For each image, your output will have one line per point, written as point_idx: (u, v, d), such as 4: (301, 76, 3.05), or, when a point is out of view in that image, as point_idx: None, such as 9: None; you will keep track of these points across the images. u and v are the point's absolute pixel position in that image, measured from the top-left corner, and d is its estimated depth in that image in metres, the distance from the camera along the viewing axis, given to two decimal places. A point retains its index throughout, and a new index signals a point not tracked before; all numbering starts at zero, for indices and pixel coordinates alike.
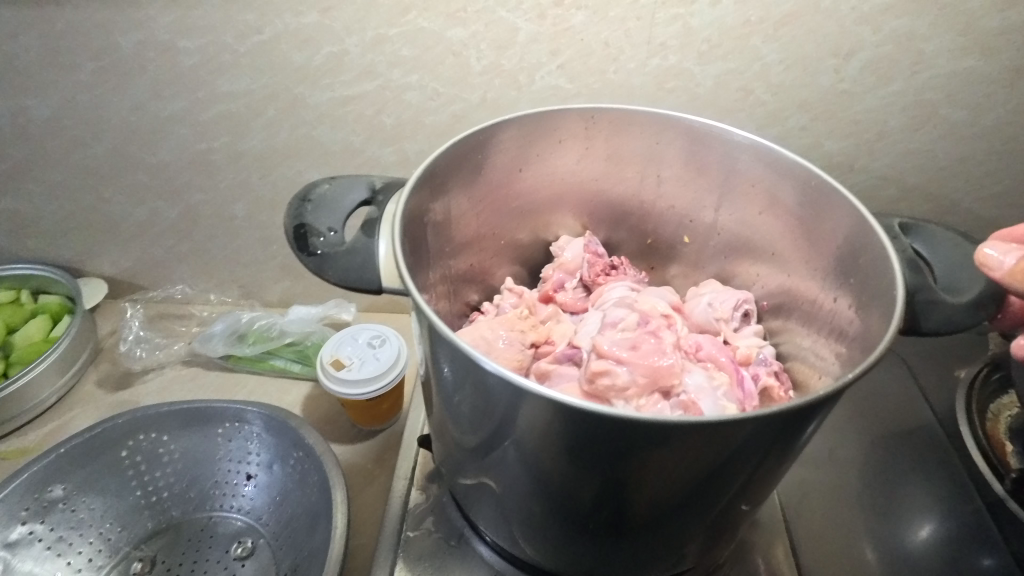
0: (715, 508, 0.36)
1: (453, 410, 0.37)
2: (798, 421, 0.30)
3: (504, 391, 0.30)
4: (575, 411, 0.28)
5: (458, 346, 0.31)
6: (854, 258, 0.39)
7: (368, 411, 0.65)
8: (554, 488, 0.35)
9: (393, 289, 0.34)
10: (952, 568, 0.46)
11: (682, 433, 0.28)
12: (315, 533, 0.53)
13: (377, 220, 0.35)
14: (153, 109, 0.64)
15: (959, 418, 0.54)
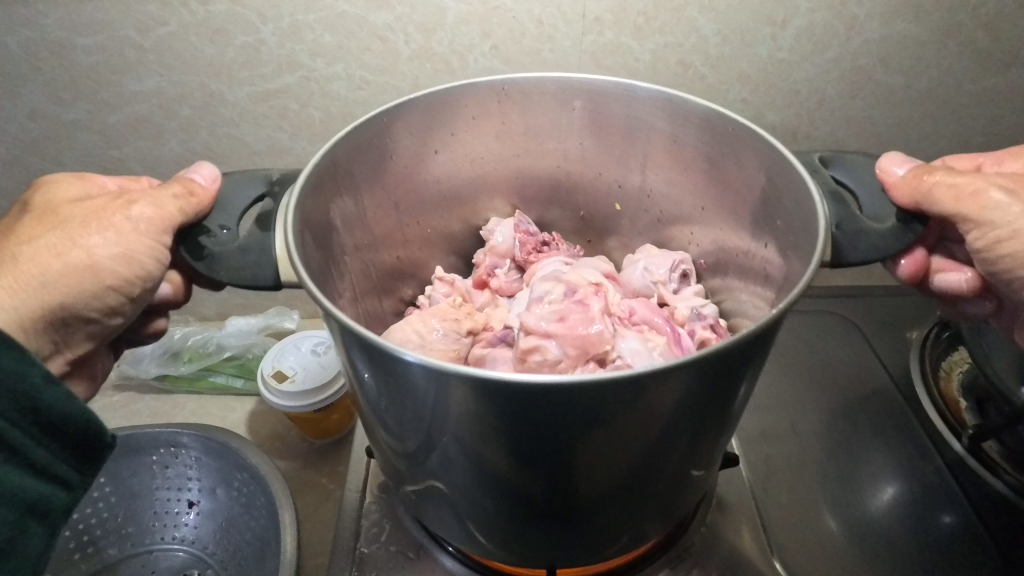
0: (668, 472, 0.35)
1: (381, 419, 0.34)
2: (734, 363, 0.29)
3: (427, 379, 0.28)
4: (507, 392, 0.26)
5: (370, 341, 0.27)
6: (777, 206, 0.37)
7: (318, 425, 0.61)
8: (503, 483, 0.33)
9: (291, 285, 0.34)
10: (916, 530, 0.46)
11: (619, 394, 0.27)
12: (265, 561, 0.50)
13: (267, 214, 0.35)
14: (53, 115, 0.58)
15: (915, 380, 0.55)
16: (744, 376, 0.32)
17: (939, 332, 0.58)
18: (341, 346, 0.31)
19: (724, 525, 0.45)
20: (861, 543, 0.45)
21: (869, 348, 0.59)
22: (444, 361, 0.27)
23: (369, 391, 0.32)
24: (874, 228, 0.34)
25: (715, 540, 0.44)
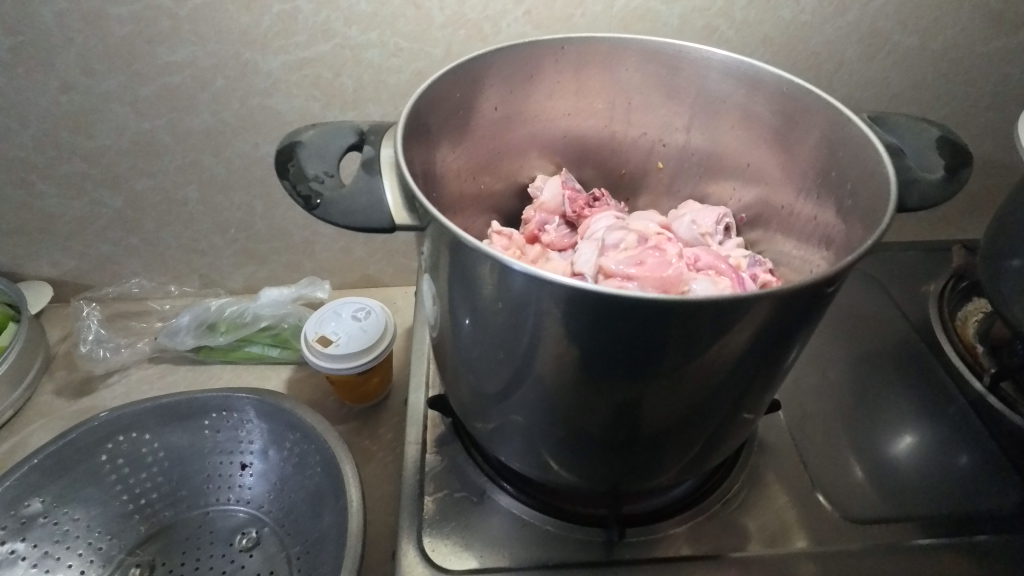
0: (726, 402, 0.39)
1: (477, 334, 0.38)
2: (808, 301, 0.32)
3: (536, 291, 0.31)
4: (601, 303, 0.30)
5: (486, 254, 0.31)
6: (833, 156, 0.39)
7: (358, 389, 0.63)
8: (580, 396, 0.37)
9: (406, 227, 0.32)
10: (937, 468, 0.49)
11: (700, 315, 0.30)
12: (323, 515, 0.51)
13: (375, 163, 0.33)
14: (85, 87, 0.58)
15: (937, 329, 0.58)
16: (810, 315, 0.35)
17: (955, 283, 0.61)
18: (452, 264, 0.35)
19: (768, 463, 0.48)
20: (884, 477, 0.49)
21: (890, 301, 0.62)
22: (549, 273, 0.30)
23: (470, 307, 0.36)
24: (927, 178, 0.35)
25: (757, 476, 0.47)
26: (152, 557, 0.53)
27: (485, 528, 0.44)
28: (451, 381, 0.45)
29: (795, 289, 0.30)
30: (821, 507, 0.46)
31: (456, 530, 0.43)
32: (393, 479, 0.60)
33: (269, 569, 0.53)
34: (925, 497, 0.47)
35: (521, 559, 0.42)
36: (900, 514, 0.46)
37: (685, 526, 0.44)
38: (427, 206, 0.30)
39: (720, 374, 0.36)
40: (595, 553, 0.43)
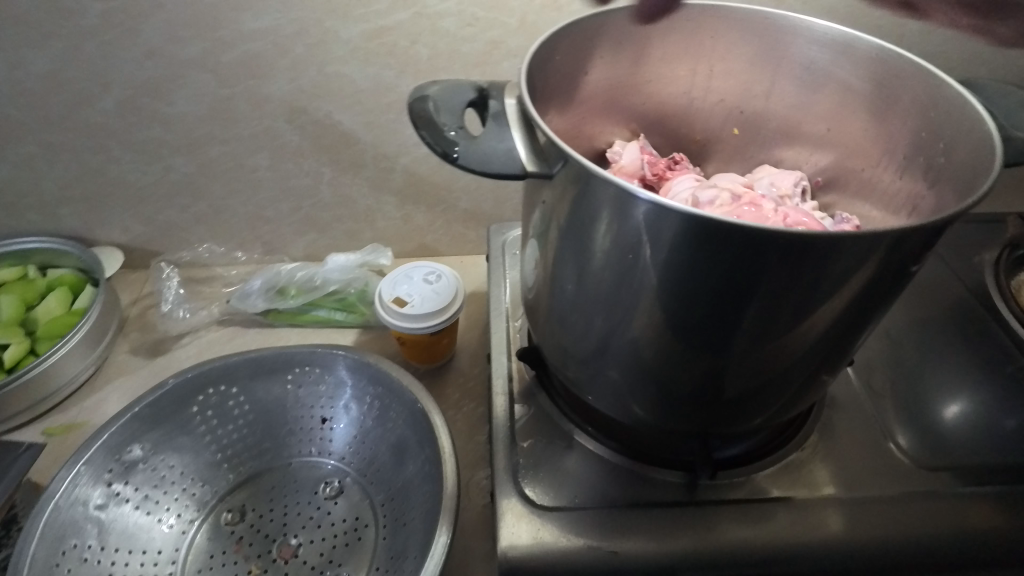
0: (820, 355, 0.40)
1: (586, 281, 0.40)
2: (920, 246, 0.33)
3: (656, 224, 0.33)
4: (721, 233, 0.31)
5: (612, 183, 0.33)
6: (925, 120, 0.40)
7: (427, 350, 0.65)
8: (677, 337, 0.39)
9: (539, 173, 0.35)
10: (993, 428, 0.51)
11: (816, 248, 0.31)
12: (407, 463, 0.54)
13: (504, 118, 0.37)
14: (169, 53, 0.60)
15: (994, 295, 0.60)
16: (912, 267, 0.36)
17: (1011, 252, 0.64)
18: (571, 213, 0.37)
19: (836, 417, 0.51)
20: (938, 438, 0.50)
21: (945, 268, 0.64)
22: (673, 202, 0.32)
23: (580, 251, 0.39)
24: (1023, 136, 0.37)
25: (830, 428, 0.50)
26: (242, 504, 0.56)
27: (577, 470, 0.46)
28: (546, 334, 0.48)
29: (906, 234, 0.31)
30: (891, 460, 0.48)
31: (548, 472, 0.46)
32: (466, 436, 0.62)
33: (355, 516, 0.55)
34: (987, 451, 0.49)
35: (613, 499, 0.45)
36: (953, 470, 0.47)
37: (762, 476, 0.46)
38: (563, 147, 0.33)
39: (819, 322, 0.37)
40: (678, 495, 0.45)
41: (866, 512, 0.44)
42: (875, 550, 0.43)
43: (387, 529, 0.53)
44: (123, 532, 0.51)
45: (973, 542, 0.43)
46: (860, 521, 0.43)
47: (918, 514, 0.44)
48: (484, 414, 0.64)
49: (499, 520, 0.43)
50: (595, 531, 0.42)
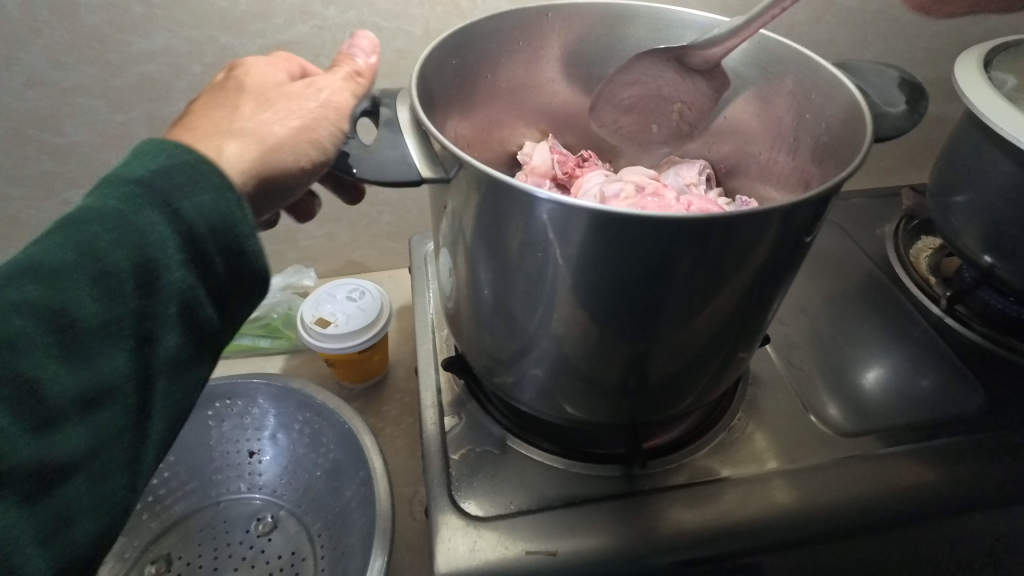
0: (733, 335, 0.41)
1: (500, 284, 0.40)
2: (808, 220, 0.34)
3: (556, 220, 0.33)
4: (625, 225, 0.32)
5: (509, 184, 0.33)
6: (806, 98, 0.42)
7: (357, 368, 0.64)
8: (598, 328, 0.39)
9: (434, 179, 0.34)
10: (902, 393, 0.52)
11: (711, 232, 0.32)
12: (341, 489, 0.53)
13: (396, 124, 0.36)
14: (53, 80, 0.57)
15: (894, 264, 0.63)
16: (805, 243, 0.37)
17: (907, 223, 0.68)
18: (477, 216, 0.37)
19: (761, 394, 0.52)
20: (857, 404, 0.52)
21: (852, 241, 0.67)
22: (575, 198, 0.32)
23: (489, 253, 0.39)
24: (891, 112, 0.38)
25: (757, 405, 0.51)
26: (168, 553, 0.53)
27: (513, 474, 0.46)
28: (470, 341, 0.47)
29: (798, 203, 0.32)
30: (815, 428, 0.50)
31: (485, 481, 0.45)
32: (405, 452, 0.61)
33: (292, 550, 0.53)
34: (902, 411, 0.51)
35: (550, 499, 0.44)
36: (875, 434, 0.49)
37: (693, 460, 0.47)
38: (457, 152, 0.32)
39: (728, 302, 0.38)
40: (616, 485, 0.45)
41: (809, 481, 0.45)
42: (818, 515, 0.43)
43: (326, 559, 0.51)
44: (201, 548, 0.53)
45: (916, 497, 0.45)
46: (808, 487, 0.45)
47: (861, 477, 0.45)
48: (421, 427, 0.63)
49: (436, 535, 0.42)
50: (534, 535, 0.42)
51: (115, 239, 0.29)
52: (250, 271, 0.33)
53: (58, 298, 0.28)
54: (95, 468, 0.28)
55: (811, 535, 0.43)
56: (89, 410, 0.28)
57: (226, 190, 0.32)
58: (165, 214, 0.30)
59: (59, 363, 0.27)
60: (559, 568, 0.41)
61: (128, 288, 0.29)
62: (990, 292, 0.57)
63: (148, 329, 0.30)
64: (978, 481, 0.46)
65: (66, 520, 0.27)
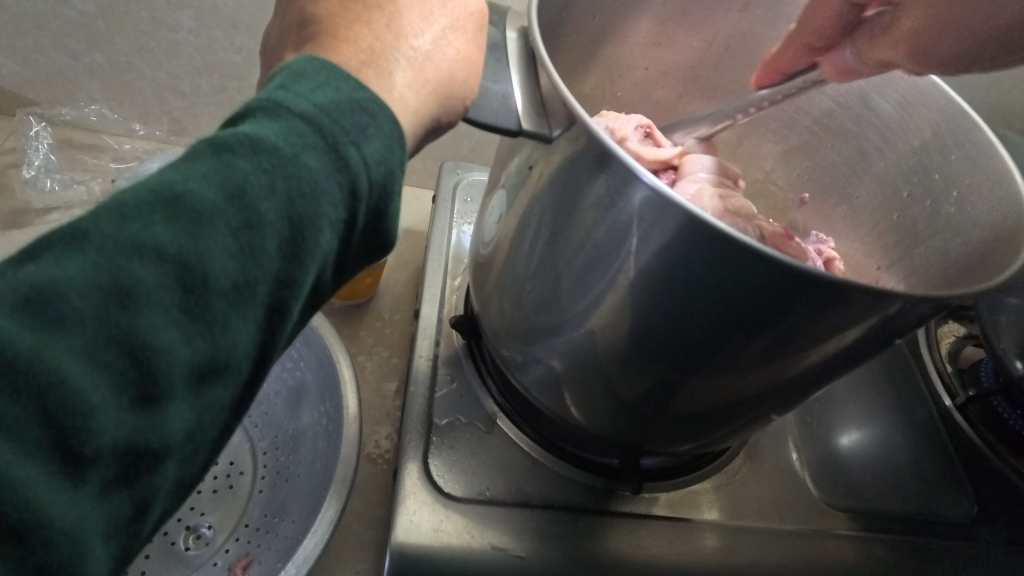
0: (774, 399, 0.37)
1: (548, 261, 0.35)
2: (915, 315, 0.31)
3: (649, 218, 0.28)
4: (726, 247, 0.27)
5: (616, 157, 0.27)
6: (955, 175, 0.41)
7: (346, 285, 0.58)
8: (635, 345, 0.34)
9: (532, 133, 0.29)
10: (890, 469, 0.51)
11: (821, 294, 0.27)
12: (301, 412, 0.49)
13: (502, 51, 0.31)
14: None
15: (920, 342, 0.59)
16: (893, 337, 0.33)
17: None
18: (555, 179, 0.32)
19: (762, 440, 0.50)
20: (840, 473, 0.50)
21: None
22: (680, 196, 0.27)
23: (551, 225, 0.33)
24: None
25: (755, 450, 0.49)
26: None
27: (495, 458, 0.42)
28: (490, 302, 0.42)
29: (915, 297, 0.28)
30: (803, 487, 0.48)
31: (465, 457, 0.42)
32: (373, 387, 0.57)
33: (230, 461, 0.48)
34: (891, 495, 0.49)
35: (528, 497, 0.41)
36: (854, 514, 0.48)
37: (674, 492, 0.45)
38: (575, 108, 0.27)
39: (791, 369, 0.34)
40: (593, 498, 0.43)
41: (745, 541, 0.44)
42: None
43: (266, 481, 0.47)
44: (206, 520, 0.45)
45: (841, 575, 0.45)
46: (738, 543, 0.43)
47: (806, 550, 0.45)
48: (399, 365, 0.58)
49: (400, 502, 0.39)
50: (502, 531, 0.39)
51: (272, 180, 0.19)
52: (387, 234, 0.23)
53: (193, 240, 0.17)
54: (184, 467, 0.19)
55: None
56: (198, 393, 0.18)
57: (397, 137, 0.22)
58: (333, 161, 0.20)
59: (179, 329, 0.17)
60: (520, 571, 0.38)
61: (277, 245, 0.19)
62: (1003, 402, 0.55)
63: (286, 299, 0.20)
64: None
65: (144, 507, 0.18)
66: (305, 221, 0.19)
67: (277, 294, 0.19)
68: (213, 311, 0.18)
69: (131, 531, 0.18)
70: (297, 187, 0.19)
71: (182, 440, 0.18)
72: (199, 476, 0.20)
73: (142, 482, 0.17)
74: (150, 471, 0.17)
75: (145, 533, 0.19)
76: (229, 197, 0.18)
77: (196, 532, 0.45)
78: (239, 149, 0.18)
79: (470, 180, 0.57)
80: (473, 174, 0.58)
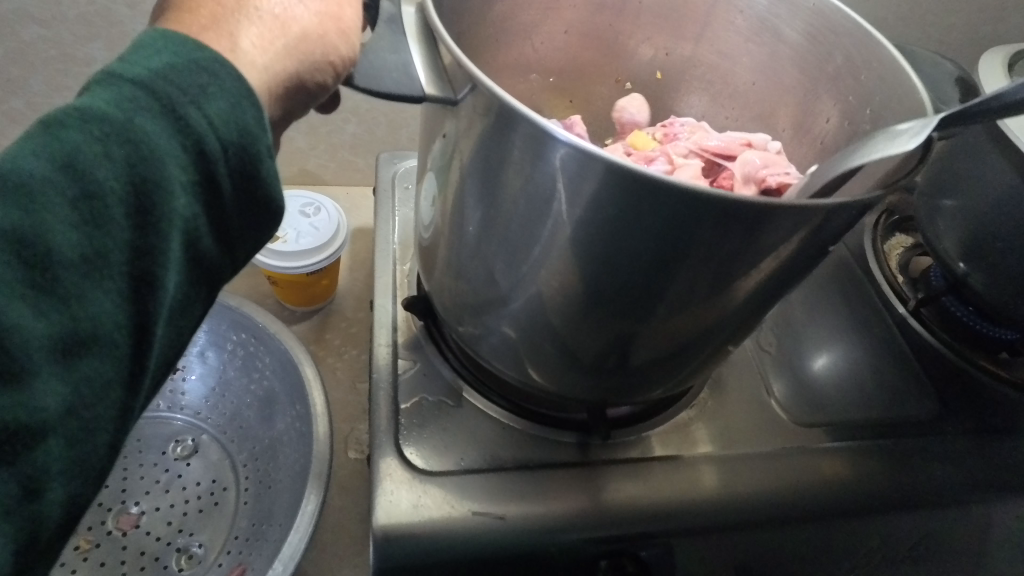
0: (725, 330, 0.38)
1: (484, 232, 0.36)
2: (843, 222, 0.31)
3: (571, 171, 0.28)
4: (648, 188, 0.27)
5: (527, 116, 0.27)
6: (855, 80, 0.41)
7: (303, 291, 0.58)
8: (583, 300, 0.35)
9: (439, 100, 0.30)
10: (851, 384, 0.52)
11: (749, 220, 0.28)
12: (274, 421, 0.49)
13: (399, 24, 0.32)
14: None
15: (869, 256, 0.60)
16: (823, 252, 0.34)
17: (886, 218, 0.64)
18: (477, 151, 0.32)
19: (726, 374, 0.52)
20: (810, 396, 0.51)
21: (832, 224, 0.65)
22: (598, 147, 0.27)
23: (478, 195, 0.34)
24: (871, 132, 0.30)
25: (721, 385, 0.51)
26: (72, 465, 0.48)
27: (466, 428, 0.43)
28: (442, 284, 0.43)
29: (837, 208, 0.29)
30: (775, 412, 0.50)
31: (437, 433, 0.43)
32: (346, 385, 0.57)
33: (213, 479, 0.49)
34: (858, 408, 0.51)
35: (504, 461, 0.42)
36: (827, 428, 0.49)
37: (649, 435, 0.47)
38: (472, 69, 0.28)
39: (733, 298, 0.35)
40: (570, 453, 0.44)
41: (737, 471, 0.45)
42: (734, 503, 0.43)
43: (251, 492, 0.48)
44: (168, 513, 0.47)
45: (823, 490, 0.45)
46: (733, 474, 0.44)
47: (790, 468, 0.46)
48: (367, 362, 0.59)
49: (377, 486, 0.39)
50: (482, 496, 0.40)
51: (105, 149, 0.22)
52: (270, 196, 0.27)
53: (33, 218, 0.21)
54: (70, 442, 0.23)
55: (750, 519, 0.43)
56: (67, 367, 0.22)
57: (248, 95, 0.25)
58: (172, 124, 0.23)
59: (32, 306, 0.21)
60: (504, 534, 0.39)
61: (122, 213, 0.23)
62: (952, 299, 0.56)
63: (148, 270, 0.24)
64: (910, 486, 0.47)
65: (37, 488, 0.22)
66: (146, 183, 0.23)
67: (137, 268, 0.23)
68: (65, 284, 0.22)
69: (30, 510, 0.22)
70: (133, 153, 0.23)
71: (60, 416, 0.22)
72: (97, 457, 0.24)
73: (23, 459, 0.21)
74: (29, 447, 0.21)
75: (55, 513, 0.22)
76: (61, 167, 0.22)
77: (188, 552, 0.45)
78: (67, 122, 0.22)
79: (407, 168, 0.58)
80: (410, 162, 0.58)
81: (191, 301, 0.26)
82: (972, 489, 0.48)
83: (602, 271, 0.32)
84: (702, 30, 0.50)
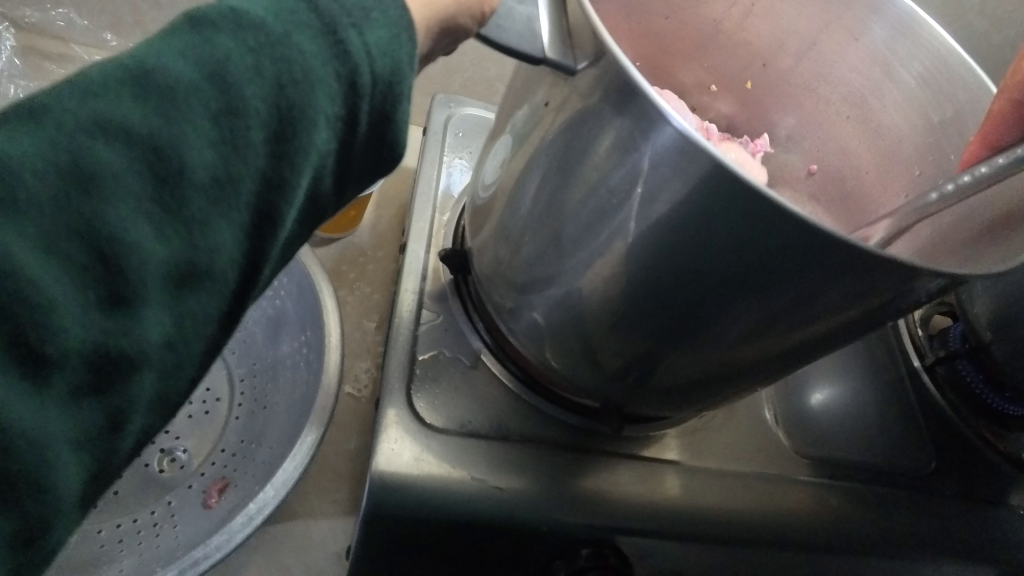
0: (759, 374, 0.37)
1: (545, 210, 0.33)
2: (928, 293, 0.29)
3: (669, 163, 0.26)
4: (749, 203, 0.25)
5: (642, 90, 0.25)
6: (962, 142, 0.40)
7: (331, 218, 0.57)
8: (628, 309, 0.33)
9: (556, 63, 0.28)
10: (849, 422, 0.52)
11: (843, 264, 0.26)
12: (280, 341, 0.48)
13: None
14: None
15: None
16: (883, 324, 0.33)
17: None
18: (570, 123, 0.30)
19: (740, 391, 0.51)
20: (809, 427, 0.51)
21: None
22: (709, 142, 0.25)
23: (551, 164, 0.32)
24: None
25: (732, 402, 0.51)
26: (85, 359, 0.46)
27: (477, 391, 0.43)
28: (485, 244, 0.41)
29: (932, 278, 0.27)
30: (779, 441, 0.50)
31: (442, 388, 0.42)
32: (354, 320, 0.56)
33: (206, 386, 0.48)
34: (853, 447, 0.51)
35: (509, 432, 0.42)
36: (817, 464, 0.49)
37: (651, 447, 0.46)
38: (600, 32, 0.26)
39: (780, 346, 0.33)
40: (570, 437, 0.43)
41: (716, 484, 0.45)
42: (719, 522, 0.43)
43: (243, 408, 0.47)
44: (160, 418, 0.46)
45: (802, 523, 0.46)
46: (710, 488, 0.44)
47: (773, 495, 0.46)
48: (382, 303, 0.58)
49: (380, 432, 0.39)
50: (481, 465, 0.39)
51: (257, 62, 0.21)
52: (396, 142, 0.25)
53: (166, 123, 0.19)
54: (163, 378, 0.21)
55: (733, 539, 0.43)
56: (177, 300, 0.20)
57: (403, 28, 0.24)
58: (332, 47, 0.22)
59: (154, 224, 0.19)
60: (496, 505, 0.39)
61: (261, 139, 0.21)
62: (968, 365, 0.56)
63: (275, 202, 0.22)
64: (885, 536, 0.47)
65: (119, 421, 0.20)
66: (293, 108, 0.21)
67: (264, 202, 0.22)
68: (192, 208, 0.20)
69: (109, 441, 0.20)
70: (287, 72, 0.21)
71: (159, 348, 0.20)
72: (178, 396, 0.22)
73: (113, 391, 0.19)
74: (119, 382, 0.20)
75: (127, 445, 0.21)
76: (206, 75, 0.20)
77: (171, 455, 0.45)
78: (221, 24, 0.21)
79: (462, 114, 0.56)
80: (466, 109, 0.56)
81: (296, 243, 0.25)
82: (947, 550, 0.49)
83: (662, 284, 0.30)
84: (813, 50, 0.49)
